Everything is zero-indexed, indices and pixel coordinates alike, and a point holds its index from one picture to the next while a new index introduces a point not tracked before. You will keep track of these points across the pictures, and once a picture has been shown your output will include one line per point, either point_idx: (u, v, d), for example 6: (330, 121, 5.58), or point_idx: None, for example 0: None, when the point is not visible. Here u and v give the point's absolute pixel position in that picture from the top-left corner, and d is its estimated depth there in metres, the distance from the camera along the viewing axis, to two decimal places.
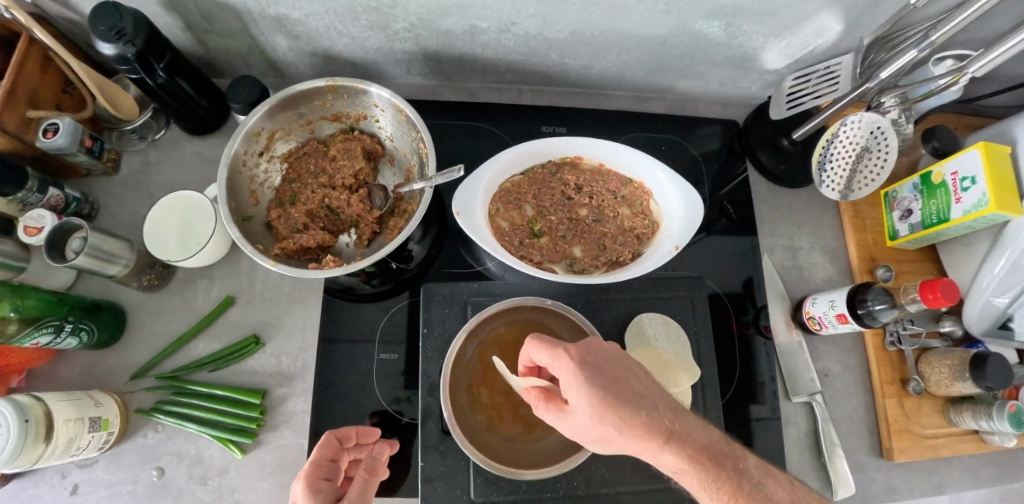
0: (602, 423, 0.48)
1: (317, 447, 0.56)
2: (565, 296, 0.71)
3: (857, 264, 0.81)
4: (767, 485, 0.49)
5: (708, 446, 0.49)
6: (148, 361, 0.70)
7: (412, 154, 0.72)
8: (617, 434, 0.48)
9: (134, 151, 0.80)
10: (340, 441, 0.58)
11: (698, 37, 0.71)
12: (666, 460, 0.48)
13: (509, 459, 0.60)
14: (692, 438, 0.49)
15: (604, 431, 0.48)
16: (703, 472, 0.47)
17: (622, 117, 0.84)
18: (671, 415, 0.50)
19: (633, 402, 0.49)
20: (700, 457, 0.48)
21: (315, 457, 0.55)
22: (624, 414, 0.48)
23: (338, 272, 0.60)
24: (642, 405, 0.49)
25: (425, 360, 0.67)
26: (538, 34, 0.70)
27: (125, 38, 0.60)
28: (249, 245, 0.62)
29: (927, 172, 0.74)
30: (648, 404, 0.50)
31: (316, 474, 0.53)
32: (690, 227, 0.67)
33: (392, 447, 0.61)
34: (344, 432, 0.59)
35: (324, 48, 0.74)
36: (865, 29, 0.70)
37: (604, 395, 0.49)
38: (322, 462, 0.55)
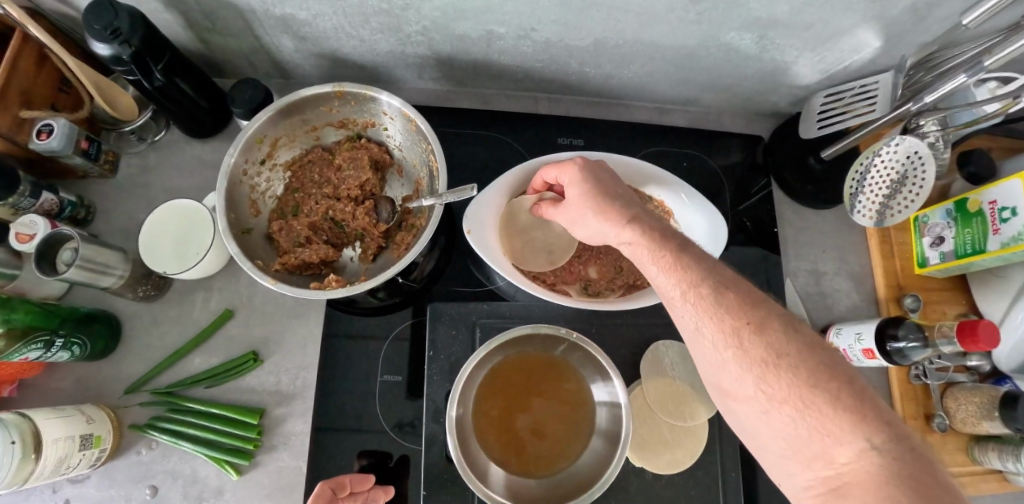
0: (633, 232, 0.51)
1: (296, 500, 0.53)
2: (578, 320, 0.68)
3: (884, 292, 0.77)
4: (821, 343, 0.41)
5: (735, 286, 0.45)
6: (144, 374, 0.68)
7: (422, 165, 0.68)
8: (646, 250, 0.50)
9: (132, 153, 0.77)
10: (333, 490, 0.57)
11: (729, 49, 0.67)
12: (681, 305, 0.46)
13: (527, 492, 0.57)
14: (723, 280, 0.46)
15: (632, 239, 0.51)
16: (726, 294, 0.44)
17: (642, 130, 0.80)
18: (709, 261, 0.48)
19: (669, 238, 0.50)
20: (724, 288, 0.45)
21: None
22: (652, 236, 0.50)
23: (341, 293, 0.56)
24: (675, 245, 0.49)
25: (431, 383, 0.64)
26: (559, 42, 0.66)
27: (121, 38, 0.57)
28: (248, 261, 0.58)
29: (963, 199, 0.70)
30: (685, 246, 0.49)
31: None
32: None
33: (387, 493, 0.59)
34: (337, 481, 0.58)
35: (331, 50, 0.70)
36: (907, 46, 0.66)
37: (637, 220, 0.52)
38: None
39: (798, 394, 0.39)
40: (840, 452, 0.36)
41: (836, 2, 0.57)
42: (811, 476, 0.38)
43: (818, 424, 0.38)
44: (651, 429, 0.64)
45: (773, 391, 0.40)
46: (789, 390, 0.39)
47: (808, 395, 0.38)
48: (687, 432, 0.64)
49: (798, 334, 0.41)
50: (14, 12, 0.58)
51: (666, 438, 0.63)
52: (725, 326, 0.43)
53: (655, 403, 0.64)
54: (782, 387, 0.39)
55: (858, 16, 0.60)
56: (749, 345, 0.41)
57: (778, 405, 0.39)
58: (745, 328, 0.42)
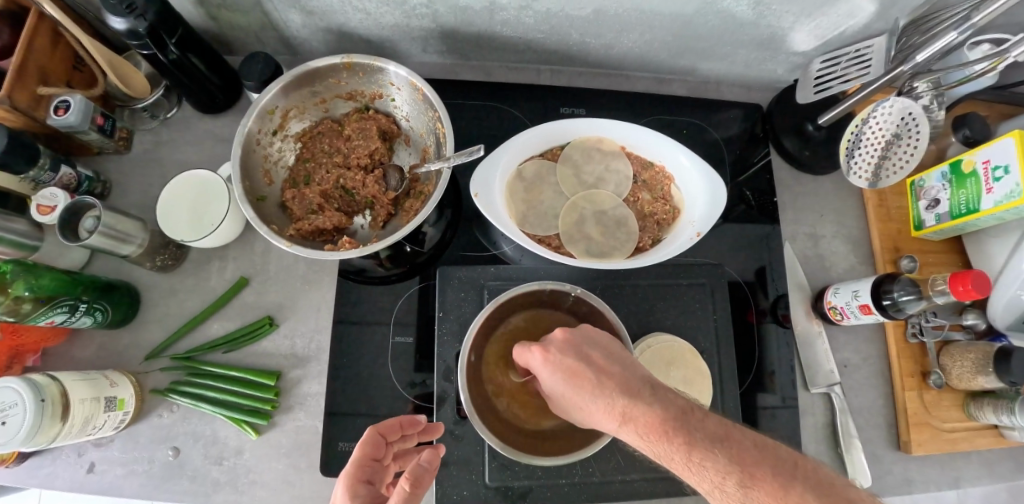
0: (557, 372, 0.51)
1: (363, 441, 0.50)
2: (583, 281, 0.70)
3: (881, 254, 0.79)
4: (750, 444, 0.43)
5: (656, 393, 0.47)
6: (163, 341, 0.70)
7: (428, 134, 0.70)
8: (574, 398, 0.50)
9: (145, 129, 0.79)
10: (383, 436, 0.52)
11: (726, 16, 0.69)
12: (615, 424, 0.47)
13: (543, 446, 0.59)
14: (644, 390, 0.47)
15: (559, 388, 0.51)
16: (645, 410, 0.45)
17: (643, 99, 0.82)
18: (630, 371, 0.50)
19: (592, 361, 0.51)
20: (645, 403, 0.46)
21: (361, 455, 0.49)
22: (571, 372, 0.50)
23: (355, 254, 0.58)
24: (605, 366, 0.50)
25: (441, 343, 0.66)
26: (560, 12, 0.68)
27: (136, 13, 0.59)
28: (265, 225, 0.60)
29: (957, 161, 0.72)
30: (610, 364, 0.51)
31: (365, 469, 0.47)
32: (714, 210, 0.65)
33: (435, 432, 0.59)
34: (387, 425, 0.54)
35: (339, 25, 0.72)
36: (901, 10, 0.67)
37: (551, 361, 0.51)
38: (369, 457, 0.49)
39: (722, 485, 0.41)
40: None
41: None
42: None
43: (749, 485, 0.40)
44: None
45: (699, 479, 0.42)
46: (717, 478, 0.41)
47: (746, 467, 0.41)
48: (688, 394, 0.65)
49: (730, 437, 0.43)
50: None
51: None
52: (652, 446, 0.44)
53: (657, 363, 0.65)
54: (709, 483, 0.41)
55: None
56: (680, 461, 0.43)
57: (707, 483, 0.41)
58: (664, 444, 0.43)
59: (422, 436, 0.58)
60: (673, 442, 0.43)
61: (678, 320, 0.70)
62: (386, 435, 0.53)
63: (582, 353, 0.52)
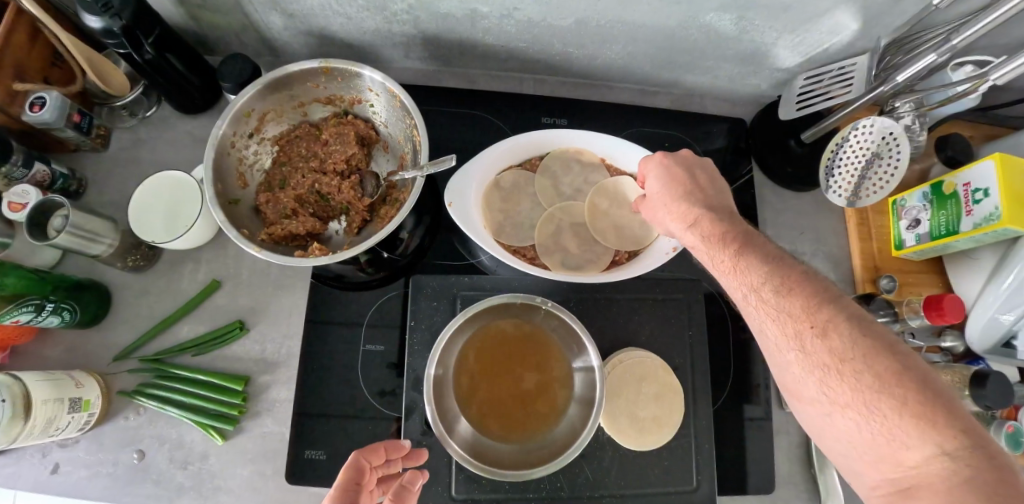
0: (658, 183, 0.60)
1: (347, 466, 0.48)
2: (557, 294, 0.69)
3: (860, 273, 0.78)
4: (916, 378, 0.38)
5: (867, 323, 0.42)
6: (132, 342, 0.69)
7: (406, 141, 0.69)
8: (761, 301, 0.46)
9: (124, 128, 0.78)
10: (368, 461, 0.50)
11: (709, 31, 0.69)
12: (776, 334, 0.45)
13: (503, 461, 0.58)
14: (856, 316, 0.42)
15: (746, 288, 0.48)
16: (848, 340, 0.41)
17: (626, 111, 0.81)
18: (846, 295, 0.45)
19: (804, 272, 0.46)
20: (851, 330, 0.41)
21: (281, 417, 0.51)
22: (774, 277, 0.46)
23: (325, 261, 0.58)
24: (816, 284, 0.45)
25: (412, 353, 0.66)
26: (542, 21, 0.68)
27: (111, 12, 0.59)
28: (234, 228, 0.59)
29: (939, 181, 0.71)
30: (824, 284, 0.46)
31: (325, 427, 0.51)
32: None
33: (422, 456, 0.59)
34: (371, 450, 0.52)
35: (319, 28, 0.72)
36: (883, 30, 0.67)
37: (752, 265, 0.48)
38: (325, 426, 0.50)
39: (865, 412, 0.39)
40: (910, 455, 0.37)
41: None
42: (878, 476, 0.40)
43: (894, 419, 0.38)
44: (625, 407, 0.65)
45: (856, 409, 0.40)
46: (883, 413, 0.38)
47: (901, 406, 0.38)
48: (659, 409, 0.65)
49: (890, 364, 0.39)
50: None
51: (640, 414, 0.65)
52: (783, 300, 0.45)
53: (629, 378, 0.66)
54: (849, 407, 0.40)
55: None
56: (849, 390, 0.40)
57: (864, 416, 0.39)
58: (851, 373, 0.40)
59: (404, 461, 0.58)
60: (861, 373, 0.40)
61: (653, 335, 0.70)
62: (369, 460, 0.51)
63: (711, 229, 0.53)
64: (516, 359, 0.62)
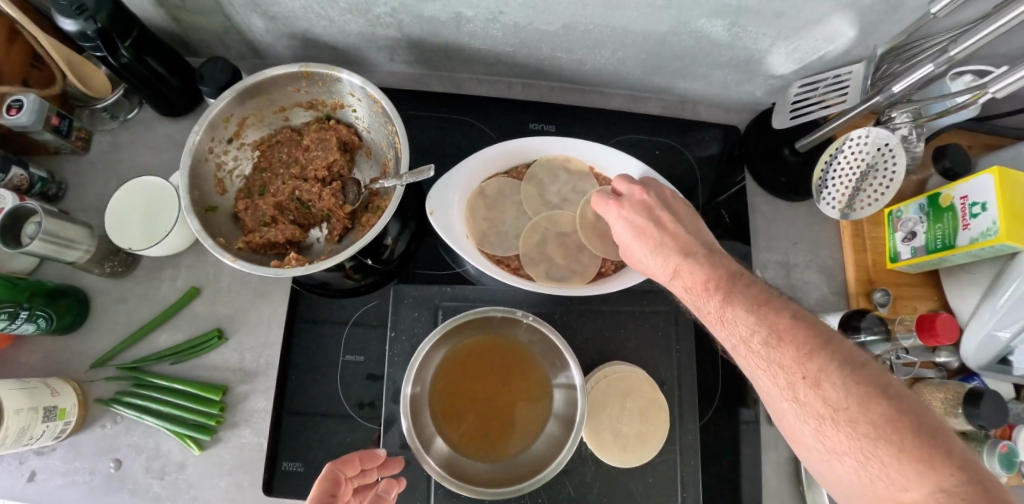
0: (627, 227, 0.59)
1: (323, 478, 0.47)
2: (541, 305, 0.68)
3: (853, 285, 0.76)
4: (914, 423, 0.37)
5: (861, 367, 0.41)
6: (110, 350, 0.68)
7: (388, 147, 0.67)
8: (750, 352, 0.46)
9: (104, 131, 0.76)
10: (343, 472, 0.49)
11: (702, 37, 0.67)
12: (769, 385, 0.44)
13: (480, 477, 0.57)
14: (850, 361, 0.41)
15: (736, 340, 0.47)
16: (841, 389, 0.40)
17: (617, 118, 0.79)
18: (838, 335, 0.44)
19: (795, 316, 0.45)
20: (844, 377, 0.40)
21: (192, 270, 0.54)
22: (760, 329, 0.45)
23: (298, 272, 0.56)
24: (806, 327, 0.44)
25: (392, 364, 0.64)
26: (529, 25, 0.66)
27: (86, 14, 0.58)
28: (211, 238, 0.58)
29: (936, 194, 0.69)
30: (815, 324, 0.45)
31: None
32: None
33: (400, 464, 0.57)
34: (346, 460, 0.50)
35: (302, 31, 0.71)
36: (880, 37, 0.66)
37: (737, 315, 0.47)
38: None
39: (864, 462, 0.38)
40: (910, 497, 0.35)
41: None
42: None
43: (893, 467, 0.36)
44: (608, 423, 0.64)
45: (854, 456, 0.38)
46: (881, 460, 0.37)
47: (898, 454, 0.36)
48: (643, 426, 0.64)
49: (886, 409, 0.38)
50: None
51: (623, 429, 0.64)
52: (771, 348, 0.44)
53: (613, 392, 0.65)
54: (849, 455, 0.39)
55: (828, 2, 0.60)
56: (846, 438, 0.39)
57: (862, 462, 0.38)
58: (846, 422, 0.39)
59: (382, 470, 0.56)
60: (857, 422, 0.39)
61: (639, 348, 0.69)
62: (344, 471, 0.50)
63: (690, 277, 0.53)
64: (503, 374, 0.61)
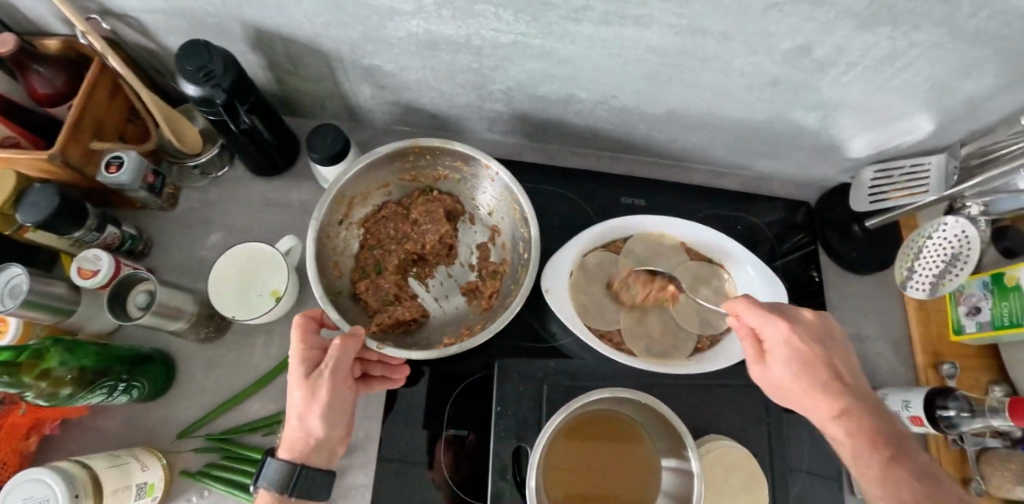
0: (795, 352, 0.57)
1: None
2: (639, 380, 0.69)
3: (921, 357, 0.80)
4: None
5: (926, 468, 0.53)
6: (199, 418, 0.66)
7: (500, 214, 0.70)
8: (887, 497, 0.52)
9: (194, 187, 0.75)
10: None
11: (792, 125, 0.72)
12: None
13: None
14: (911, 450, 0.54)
15: (889, 498, 0.51)
16: None
17: (699, 194, 0.83)
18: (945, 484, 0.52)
19: (922, 473, 0.52)
20: None
21: (298, 334, 0.54)
22: (930, 501, 0.50)
23: (455, 350, 0.57)
24: (941, 488, 0.51)
25: (498, 439, 0.64)
26: (635, 108, 0.70)
27: (213, 82, 0.59)
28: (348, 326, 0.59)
29: (1000, 273, 0.73)
30: (932, 472, 0.53)
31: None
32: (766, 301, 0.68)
33: None
34: None
35: (408, 100, 0.73)
36: (957, 132, 0.71)
37: (906, 453, 0.53)
38: (315, 375, 0.52)
39: None
40: None
41: (898, 91, 0.64)
42: None
43: None
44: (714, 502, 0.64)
45: None
46: None
47: None
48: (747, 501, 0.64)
49: None
50: (97, 45, 0.60)
51: None
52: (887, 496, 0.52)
53: (717, 469, 0.65)
54: None
55: (916, 102, 0.66)
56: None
57: None
58: None
59: None
60: None
61: (734, 423, 0.70)
62: None
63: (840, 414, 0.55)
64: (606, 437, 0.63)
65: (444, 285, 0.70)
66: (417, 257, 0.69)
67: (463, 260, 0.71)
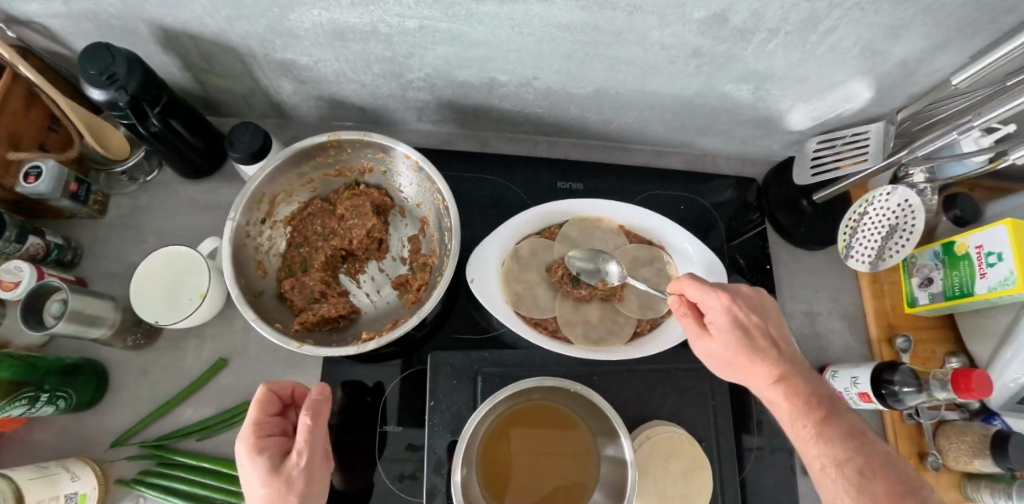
0: (733, 324, 0.55)
1: None
2: (576, 366, 0.68)
3: (875, 331, 0.78)
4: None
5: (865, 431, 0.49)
6: (132, 426, 0.65)
7: (427, 204, 0.69)
8: (838, 474, 0.46)
9: (123, 193, 0.75)
10: None
11: (725, 99, 0.70)
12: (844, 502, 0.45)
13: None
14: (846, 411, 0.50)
15: (825, 457, 0.47)
16: None
17: (640, 175, 0.81)
18: (890, 451, 0.47)
19: (853, 430, 0.48)
20: None
21: (257, 410, 0.53)
22: (861, 456, 0.46)
23: (372, 345, 0.57)
24: (870, 444, 0.47)
25: (432, 434, 0.63)
26: (560, 89, 0.68)
27: (117, 84, 0.57)
28: (266, 325, 0.58)
29: (950, 242, 0.71)
30: (862, 428, 0.49)
31: (279, 455, 0.52)
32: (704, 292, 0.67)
33: None
34: None
35: (331, 93, 0.71)
36: (896, 98, 0.69)
37: (840, 421, 0.49)
38: (285, 464, 0.50)
39: None
40: None
41: (827, 57, 0.61)
42: None
43: None
44: (652, 488, 0.62)
45: None
46: None
47: None
48: (688, 489, 0.62)
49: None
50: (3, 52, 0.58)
51: (667, 495, 0.61)
52: (827, 468, 0.47)
53: (656, 456, 0.63)
54: None
55: (850, 69, 0.64)
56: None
57: None
58: None
59: None
60: None
61: (678, 407, 0.69)
62: None
63: (785, 387, 0.52)
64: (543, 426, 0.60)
65: (376, 280, 0.69)
66: (346, 253, 0.68)
67: (394, 254, 0.70)
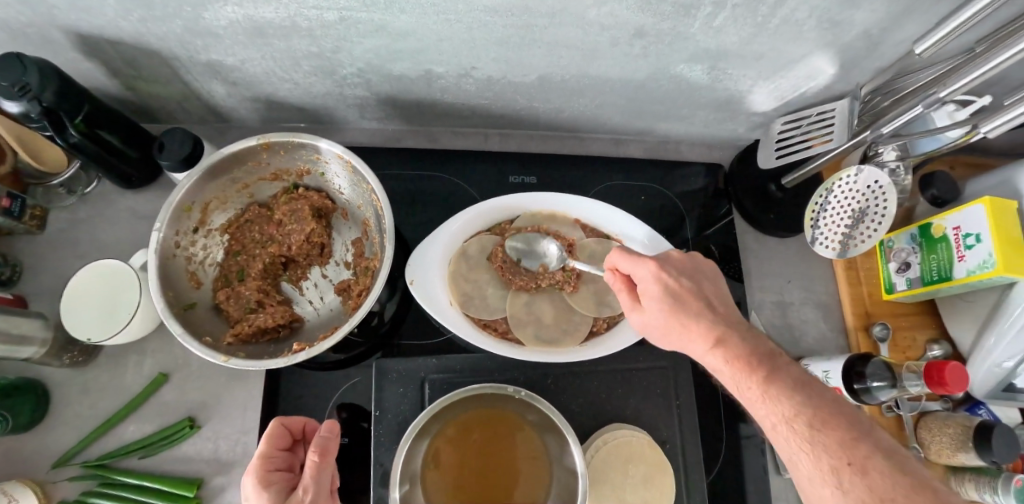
0: (665, 292, 0.52)
1: None
2: (529, 369, 0.65)
3: (852, 320, 0.75)
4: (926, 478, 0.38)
5: (812, 382, 0.45)
6: (72, 446, 0.63)
7: (366, 207, 0.66)
8: (791, 433, 0.42)
9: (62, 207, 0.72)
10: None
11: (680, 81, 0.66)
12: (806, 465, 0.40)
13: None
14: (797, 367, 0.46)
15: (776, 415, 0.43)
16: (888, 478, 0.37)
17: (597, 165, 0.78)
18: (849, 404, 0.43)
19: (799, 382, 0.44)
20: (892, 473, 0.38)
21: (269, 443, 0.50)
22: (808, 408, 0.42)
23: (302, 356, 0.54)
24: (815, 392, 0.43)
25: (378, 445, 0.60)
26: (502, 78, 0.65)
27: (30, 96, 0.54)
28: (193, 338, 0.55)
29: (927, 223, 0.67)
30: (806, 377, 0.45)
31: (286, 491, 0.48)
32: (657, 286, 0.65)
33: None
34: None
35: (266, 94, 0.69)
36: (862, 73, 0.65)
37: (783, 373, 0.45)
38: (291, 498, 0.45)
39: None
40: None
41: (783, 31, 0.57)
42: None
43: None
44: (611, 495, 0.58)
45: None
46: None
47: (927, 485, 0.37)
48: (648, 495, 0.59)
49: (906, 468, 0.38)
50: None
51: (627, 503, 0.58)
52: (779, 431, 0.42)
53: (615, 462, 0.60)
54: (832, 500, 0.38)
55: (809, 43, 0.59)
56: (812, 459, 0.40)
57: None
58: (854, 479, 0.38)
59: None
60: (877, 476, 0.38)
61: (638, 408, 0.66)
62: None
63: (727, 348, 0.48)
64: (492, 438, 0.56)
65: (319, 286, 0.66)
66: (285, 260, 0.66)
67: (337, 259, 0.68)
